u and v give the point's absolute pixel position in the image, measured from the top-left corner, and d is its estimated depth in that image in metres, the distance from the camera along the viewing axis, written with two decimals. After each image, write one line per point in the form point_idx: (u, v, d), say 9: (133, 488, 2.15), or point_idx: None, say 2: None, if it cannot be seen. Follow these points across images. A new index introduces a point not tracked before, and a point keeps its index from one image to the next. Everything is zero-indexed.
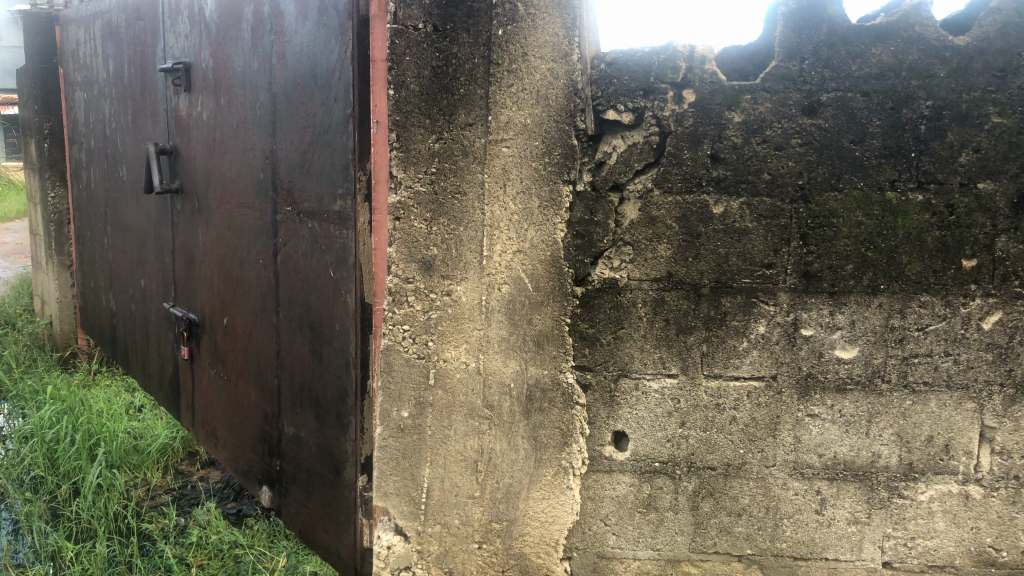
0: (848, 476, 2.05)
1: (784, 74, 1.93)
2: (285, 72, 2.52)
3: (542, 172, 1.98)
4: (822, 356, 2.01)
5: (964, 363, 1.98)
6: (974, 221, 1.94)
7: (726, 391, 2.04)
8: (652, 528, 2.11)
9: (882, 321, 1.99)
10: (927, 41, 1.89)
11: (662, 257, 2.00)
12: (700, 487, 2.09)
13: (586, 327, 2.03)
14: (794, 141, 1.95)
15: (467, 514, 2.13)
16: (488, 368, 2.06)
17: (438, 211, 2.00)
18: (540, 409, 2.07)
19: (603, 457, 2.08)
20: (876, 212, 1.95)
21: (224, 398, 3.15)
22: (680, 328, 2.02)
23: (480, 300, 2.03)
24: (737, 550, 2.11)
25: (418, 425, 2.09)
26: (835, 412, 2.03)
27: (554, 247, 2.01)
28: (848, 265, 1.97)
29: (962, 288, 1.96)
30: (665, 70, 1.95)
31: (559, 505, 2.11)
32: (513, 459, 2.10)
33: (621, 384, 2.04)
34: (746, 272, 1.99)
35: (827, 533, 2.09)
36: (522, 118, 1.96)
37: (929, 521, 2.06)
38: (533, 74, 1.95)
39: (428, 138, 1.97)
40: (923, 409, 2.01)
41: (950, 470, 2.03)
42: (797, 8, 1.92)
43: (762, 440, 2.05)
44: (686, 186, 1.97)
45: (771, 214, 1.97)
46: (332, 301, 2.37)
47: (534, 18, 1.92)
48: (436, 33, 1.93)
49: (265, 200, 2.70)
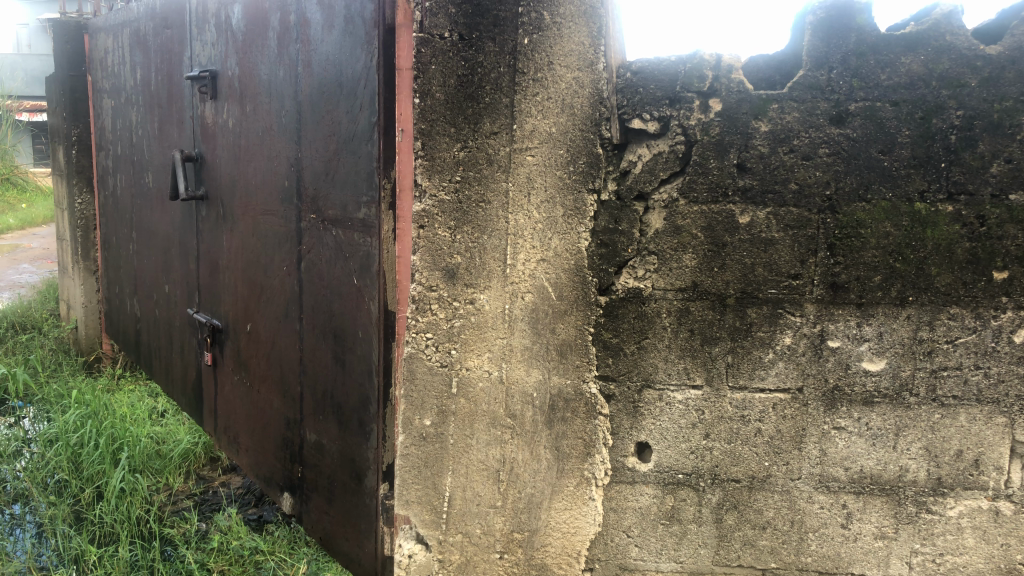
0: (875, 490, 2.03)
1: (812, 83, 1.92)
2: (310, 80, 2.53)
3: (566, 181, 1.98)
4: (849, 368, 1.98)
5: (995, 377, 1.95)
6: (1006, 233, 1.91)
7: (751, 402, 2.02)
8: (675, 540, 2.09)
9: (911, 333, 1.96)
10: (959, 50, 1.87)
11: (687, 266, 1.98)
12: (724, 499, 2.06)
13: (610, 336, 2.02)
14: (822, 151, 1.93)
15: (489, 524, 2.12)
16: (512, 377, 2.05)
17: (462, 220, 1.99)
18: (563, 419, 2.06)
19: (626, 468, 2.07)
20: (904, 222, 1.93)
21: (246, 404, 3.16)
22: (705, 338, 2.00)
23: (504, 309, 2.02)
24: (761, 563, 2.09)
25: (440, 433, 2.08)
26: (862, 425, 2.00)
27: (578, 256, 2.00)
28: (877, 276, 1.95)
29: (993, 300, 1.93)
30: (691, 79, 1.95)
31: (582, 516, 2.10)
32: (536, 470, 2.08)
33: (645, 395, 2.03)
34: (773, 282, 1.97)
35: (853, 548, 2.06)
36: (548, 126, 1.96)
37: (958, 537, 2.03)
38: (558, 83, 1.94)
39: (453, 146, 1.97)
40: (952, 423, 1.98)
41: (980, 485, 2.00)
42: (826, 16, 1.90)
43: (787, 453, 2.03)
44: (711, 195, 1.96)
45: (798, 224, 1.95)
46: (356, 308, 2.38)
47: (560, 27, 1.92)
48: (461, 41, 1.93)
49: (289, 207, 2.71)
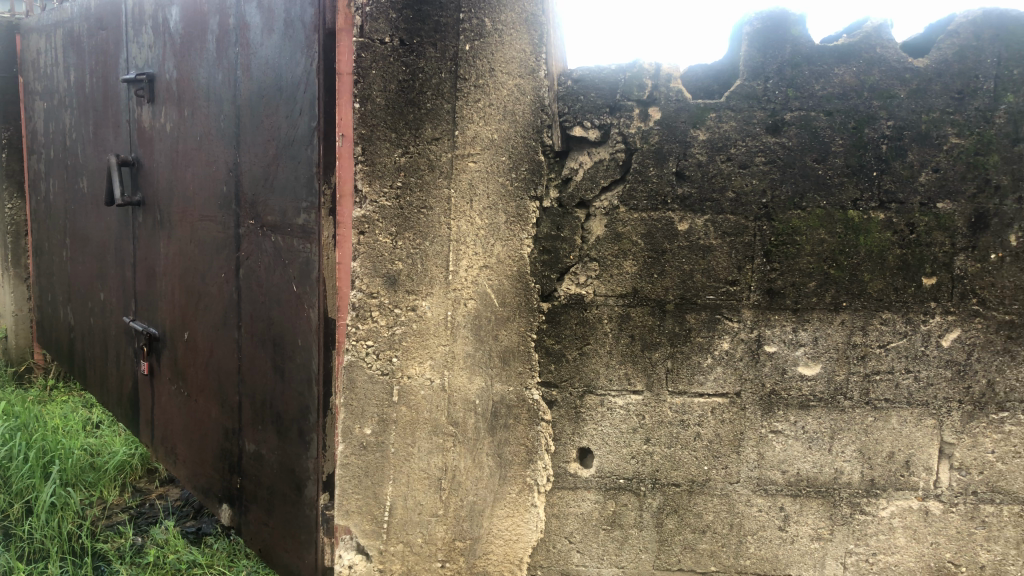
0: (811, 492, 2.06)
1: (749, 93, 1.95)
2: (249, 84, 2.49)
3: (508, 188, 1.98)
4: (785, 372, 2.02)
5: (924, 380, 2.01)
6: (934, 240, 1.97)
7: (690, 407, 2.04)
8: (617, 545, 2.10)
9: (845, 338, 2.00)
10: (889, 62, 1.94)
11: (628, 272, 2.00)
12: (664, 503, 2.08)
13: (552, 342, 2.02)
14: (757, 160, 1.97)
15: (430, 533, 2.09)
16: (453, 384, 2.03)
17: (403, 226, 1.97)
18: (505, 426, 2.06)
19: (568, 474, 2.07)
20: (838, 229, 1.97)
21: (184, 414, 3.09)
22: (645, 344, 2.02)
23: (445, 316, 2.01)
24: (701, 566, 2.11)
25: (381, 443, 2.06)
26: (798, 428, 2.04)
27: (521, 262, 2.00)
28: (811, 282, 1.99)
29: (922, 305, 1.98)
30: (631, 87, 1.97)
31: (524, 522, 2.09)
32: (478, 477, 2.07)
33: (587, 400, 2.04)
34: (711, 289, 2.00)
35: (790, 550, 2.09)
36: (489, 133, 1.96)
37: (890, 537, 2.07)
38: (500, 89, 1.95)
39: (394, 152, 1.95)
40: (884, 426, 2.03)
41: (910, 486, 2.05)
42: (762, 27, 1.95)
43: (726, 457, 2.06)
44: (651, 203, 1.98)
45: (734, 232, 1.98)
46: (295, 316, 2.35)
47: (501, 34, 1.93)
48: (402, 46, 1.92)
49: (227, 213, 2.66)
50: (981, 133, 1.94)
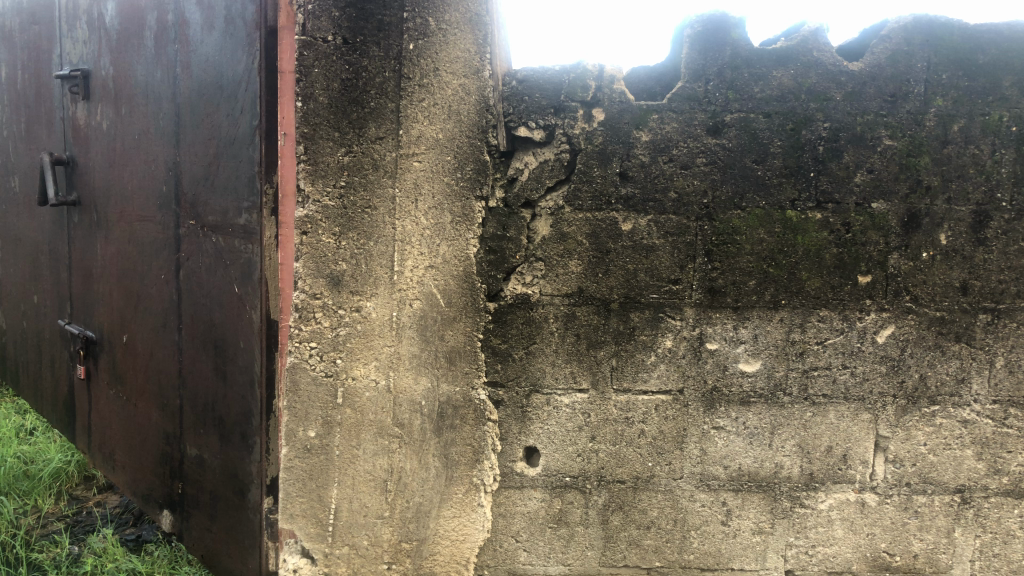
0: (753, 487, 2.10)
1: (690, 94, 1.99)
2: (188, 82, 2.44)
3: (454, 188, 1.98)
4: (726, 369, 2.05)
5: (861, 375, 2.06)
6: (869, 239, 2.02)
7: (635, 404, 2.06)
8: (563, 543, 2.11)
9: (784, 335, 2.04)
10: (825, 65, 1.99)
11: (573, 272, 2.01)
12: (610, 500, 2.10)
13: (498, 342, 2.03)
14: (699, 161, 2.00)
15: (376, 535, 2.08)
16: (399, 385, 2.02)
17: (347, 226, 1.96)
18: (451, 426, 2.05)
19: (514, 473, 2.08)
20: (777, 229, 2.01)
21: (122, 419, 3.02)
22: (590, 342, 2.04)
23: (391, 317, 2.00)
24: (646, 562, 2.13)
25: (325, 445, 2.03)
26: (740, 424, 2.08)
27: (466, 262, 2.00)
28: (751, 281, 2.03)
29: (858, 303, 2.04)
30: (575, 89, 1.99)
31: (470, 522, 2.09)
32: (424, 478, 2.06)
33: (533, 399, 2.05)
34: (654, 287, 2.02)
35: (733, 544, 2.13)
36: (434, 132, 1.95)
37: (828, 529, 2.12)
38: (444, 89, 1.95)
39: (337, 151, 1.93)
40: (823, 421, 2.07)
41: (848, 479, 2.10)
42: (702, 30, 2.00)
43: (670, 453, 2.08)
44: (596, 203, 2.00)
45: (677, 231, 2.01)
46: (237, 317, 2.32)
47: (446, 33, 1.93)
48: (346, 45, 1.90)
49: (166, 213, 2.61)
50: (913, 135, 2.00)
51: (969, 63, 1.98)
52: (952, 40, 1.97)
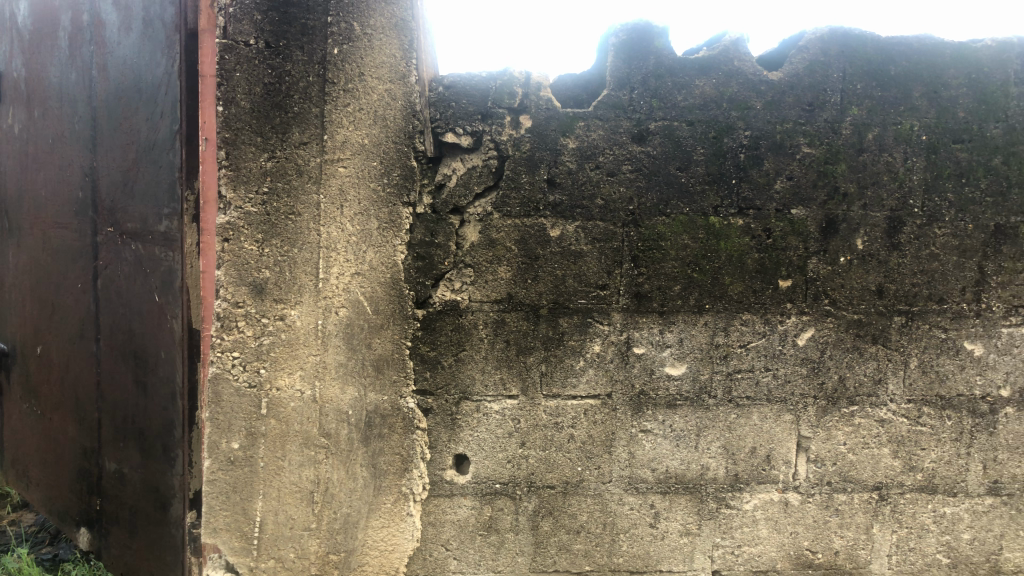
0: (680, 489, 2.13)
1: (615, 102, 2.02)
2: (105, 84, 2.37)
3: (380, 193, 1.95)
4: (653, 373, 2.08)
5: (782, 377, 2.11)
6: (789, 244, 2.07)
7: (564, 409, 2.07)
8: (493, 550, 2.11)
9: (708, 339, 2.08)
10: (746, 75, 2.03)
11: (502, 278, 2.01)
12: (540, 506, 2.10)
13: (427, 350, 2.02)
14: (625, 168, 2.02)
15: (303, 547, 2.04)
16: (325, 395, 1.99)
17: (270, 232, 1.92)
18: (379, 435, 2.02)
19: (444, 481, 2.07)
20: (700, 235, 2.05)
21: (36, 433, 2.91)
22: (520, 348, 2.04)
23: (316, 325, 1.97)
24: (576, 567, 2.14)
25: (249, 457, 1.99)
26: (667, 427, 2.10)
27: (394, 269, 1.98)
28: (676, 286, 2.06)
29: (779, 306, 2.08)
30: (501, 95, 1.99)
31: (399, 532, 2.06)
32: (351, 489, 2.03)
33: (462, 406, 2.04)
34: (583, 293, 2.04)
35: (661, 546, 2.15)
36: (360, 137, 1.93)
37: (753, 529, 2.16)
38: (370, 94, 1.93)
39: (259, 156, 1.90)
40: (747, 422, 2.12)
41: (771, 479, 2.14)
42: (627, 39, 2.02)
43: (598, 457, 2.10)
44: (524, 210, 2.00)
45: (604, 237, 2.03)
46: (158, 327, 2.26)
47: (371, 38, 1.91)
48: (268, 49, 1.88)
49: (83, 220, 2.52)
50: (830, 143, 2.06)
51: (882, 73, 2.04)
52: (865, 51, 2.04)
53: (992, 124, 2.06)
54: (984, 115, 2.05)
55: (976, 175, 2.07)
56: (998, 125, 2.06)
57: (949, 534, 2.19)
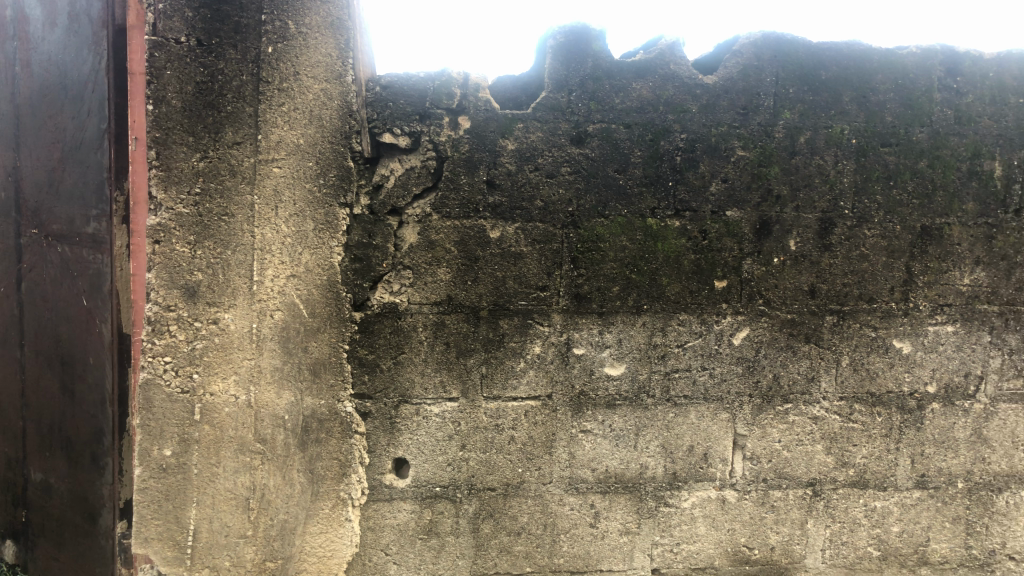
0: (619, 488, 2.15)
1: (553, 104, 2.02)
2: (28, 81, 2.30)
3: (316, 194, 1.92)
4: (593, 373, 2.09)
5: (718, 376, 2.14)
6: (724, 246, 2.10)
7: (505, 411, 2.06)
8: (433, 554, 2.10)
9: (646, 339, 2.10)
10: (681, 78, 2.06)
11: (441, 280, 2.00)
12: (480, 508, 2.10)
13: (365, 353, 1.99)
14: (563, 169, 2.03)
15: (239, 555, 2.00)
16: (261, 400, 1.96)
17: (203, 234, 1.88)
18: (317, 440, 2.00)
19: (383, 485, 2.04)
20: (638, 236, 2.07)
21: None
22: (460, 351, 2.03)
23: (250, 329, 1.93)
24: (517, 569, 2.14)
25: (182, 464, 1.94)
26: (606, 427, 2.12)
27: (331, 271, 1.95)
28: (615, 287, 2.07)
29: (715, 306, 2.12)
30: (440, 96, 1.97)
31: (338, 538, 2.04)
32: (288, 494, 2.00)
33: (402, 410, 2.02)
34: (523, 294, 2.04)
35: (601, 546, 2.16)
36: (295, 137, 1.91)
37: (691, 527, 2.19)
38: (305, 94, 1.90)
39: (191, 156, 1.86)
40: (684, 421, 2.14)
41: (709, 477, 2.18)
42: (565, 41, 2.03)
43: (539, 458, 2.10)
44: (463, 211, 1.99)
45: (543, 239, 2.03)
46: (86, 333, 2.25)
47: (306, 37, 1.89)
48: (200, 47, 1.85)
49: (4, 222, 2.41)
50: (764, 146, 2.10)
51: (813, 78, 2.09)
52: (797, 56, 2.09)
53: (918, 128, 2.12)
54: (910, 119, 2.12)
55: (903, 177, 2.13)
56: (923, 129, 2.12)
57: (880, 527, 2.25)
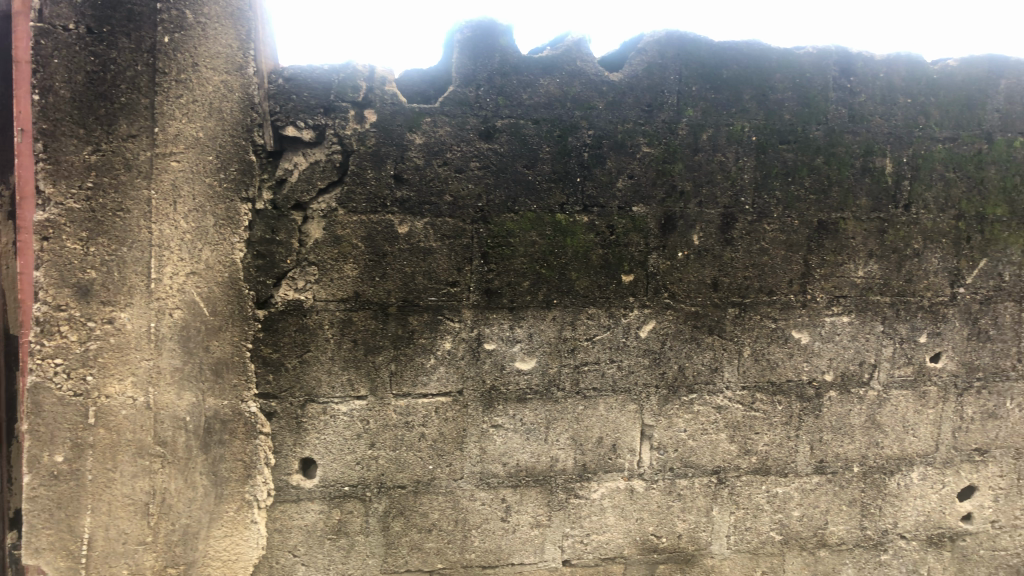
0: (530, 482, 2.16)
1: (461, 99, 2.01)
2: None
3: (216, 189, 1.87)
4: (503, 368, 2.10)
5: (627, 368, 2.18)
6: (631, 240, 2.14)
7: (415, 408, 2.05)
8: (343, 554, 2.07)
9: (556, 333, 2.12)
10: (588, 75, 2.09)
11: (348, 276, 1.97)
12: (390, 506, 2.08)
13: (270, 352, 1.95)
14: (472, 164, 2.03)
15: (137, 563, 1.93)
16: (160, 401, 1.89)
17: (96, 231, 1.81)
18: (220, 442, 1.94)
19: (290, 486, 2.01)
20: (548, 232, 2.08)
21: None
22: (368, 348, 2.01)
23: (148, 328, 1.87)
24: (428, 565, 2.13)
25: (76, 470, 1.86)
26: (517, 421, 2.13)
27: (233, 268, 1.90)
28: (525, 282, 2.08)
29: (623, 300, 2.15)
30: (345, 89, 1.93)
31: (243, 540, 1.99)
32: (191, 498, 1.94)
33: (308, 409, 1.99)
34: (432, 290, 2.03)
35: (512, 539, 2.18)
36: (194, 130, 1.85)
37: (601, 517, 2.23)
38: (204, 86, 1.85)
39: (82, 149, 1.78)
40: (593, 413, 2.17)
41: (617, 468, 2.21)
42: (472, 36, 2.02)
43: (450, 454, 2.10)
44: (370, 206, 1.96)
45: (453, 234, 2.03)
46: None
47: (204, 27, 1.83)
48: (90, 35, 1.76)
49: None
50: (668, 143, 2.14)
51: (715, 76, 2.14)
52: (698, 55, 2.14)
53: (814, 126, 2.20)
54: (808, 117, 2.19)
55: (801, 173, 2.20)
56: (819, 127, 2.20)
57: (781, 512, 2.33)
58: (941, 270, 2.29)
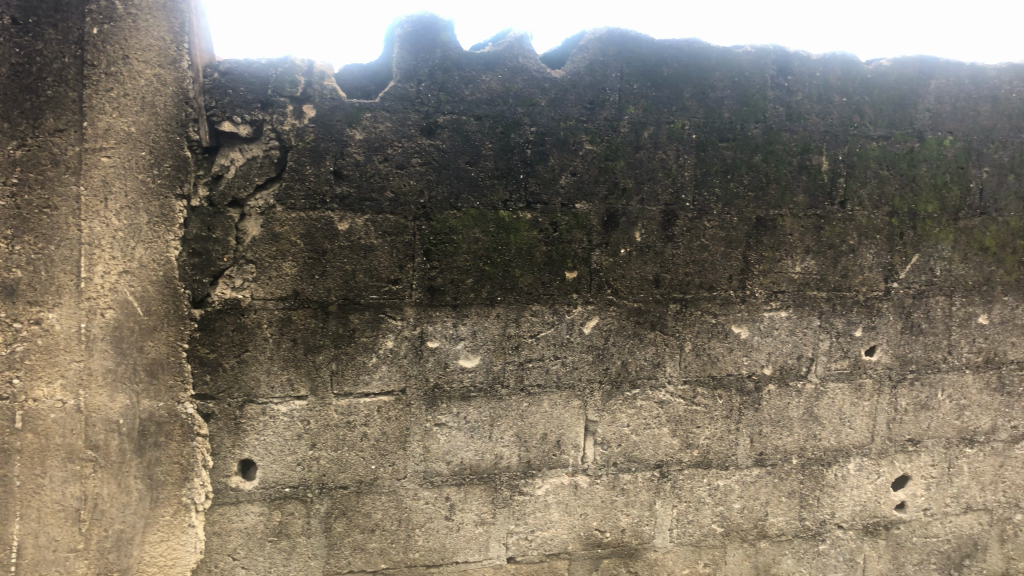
0: (474, 480, 2.16)
1: (402, 95, 1.99)
2: None
3: (150, 185, 1.83)
4: (447, 366, 2.09)
5: (570, 364, 2.18)
6: (574, 237, 2.14)
7: (357, 408, 2.03)
8: (284, 556, 2.04)
9: (500, 330, 2.12)
10: (530, 72, 2.08)
11: (287, 274, 1.93)
12: (332, 507, 2.06)
13: (206, 352, 1.91)
14: (414, 161, 2.01)
15: (69, 570, 1.87)
16: (92, 404, 1.84)
17: (21, 228, 1.75)
18: (155, 445, 1.90)
19: (229, 488, 1.97)
20: (491, 228, 2.07)
21: None
22: (308, 347, 1.98)
23: (78, 329, 1.81)
24: (372, 566, 2.11)
25: (2, 476, 1.80)
26: (460, 419, 2.12)
27: (167, 267, 1.85)
28: (468, 279, 2.07)
29: (566, 297, 2.15)
30: (283, 83, 1.89)
31: (180, 545, 1.95)
32: (125, 503, 1.89)
33: (247, 410, 1.95)
34: (373, 288, 2.00)
35: (456, 538, 2.18)
36: (125, 125, 1.80)
37: (545, 513, 2.23)
38: (136, 79, 1.79)
39: (7, 144, 1.73)
40: (537, 410, 2.18)
41: (561, 464, 2.22)
42: (413, 30, 2.00)
43: (393, 454, 2.08)
44: (309, 203, 1.93)
45: (394, 231, 2.01)
46: None
47: (135, 19, 1.78)
48: (15, 26, 1.71)
49: None
50: (610, 140, 2.15)
51: (656, 74, 2.16)
52: (640, 52, 2.15)
53: (753, 124, 2.23)
54: (746, 115, 2.22)
55: (740, 171, 2.23)
56: (758, 125, 2.23)
57: (722, 505, 2.37)
58: (875, 265, 2.34)
